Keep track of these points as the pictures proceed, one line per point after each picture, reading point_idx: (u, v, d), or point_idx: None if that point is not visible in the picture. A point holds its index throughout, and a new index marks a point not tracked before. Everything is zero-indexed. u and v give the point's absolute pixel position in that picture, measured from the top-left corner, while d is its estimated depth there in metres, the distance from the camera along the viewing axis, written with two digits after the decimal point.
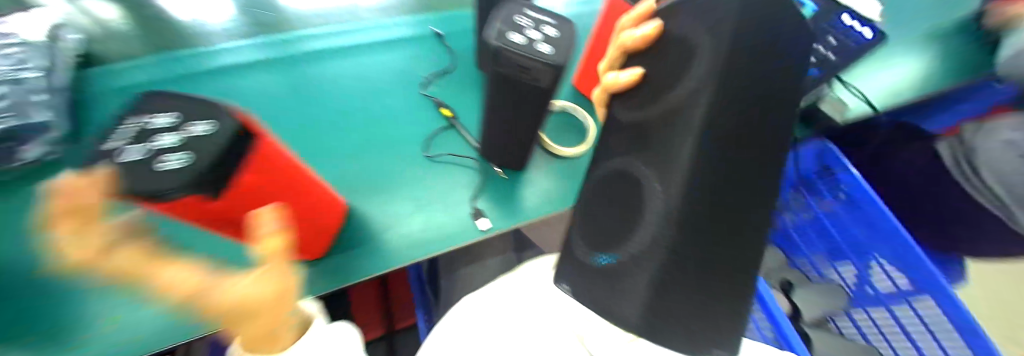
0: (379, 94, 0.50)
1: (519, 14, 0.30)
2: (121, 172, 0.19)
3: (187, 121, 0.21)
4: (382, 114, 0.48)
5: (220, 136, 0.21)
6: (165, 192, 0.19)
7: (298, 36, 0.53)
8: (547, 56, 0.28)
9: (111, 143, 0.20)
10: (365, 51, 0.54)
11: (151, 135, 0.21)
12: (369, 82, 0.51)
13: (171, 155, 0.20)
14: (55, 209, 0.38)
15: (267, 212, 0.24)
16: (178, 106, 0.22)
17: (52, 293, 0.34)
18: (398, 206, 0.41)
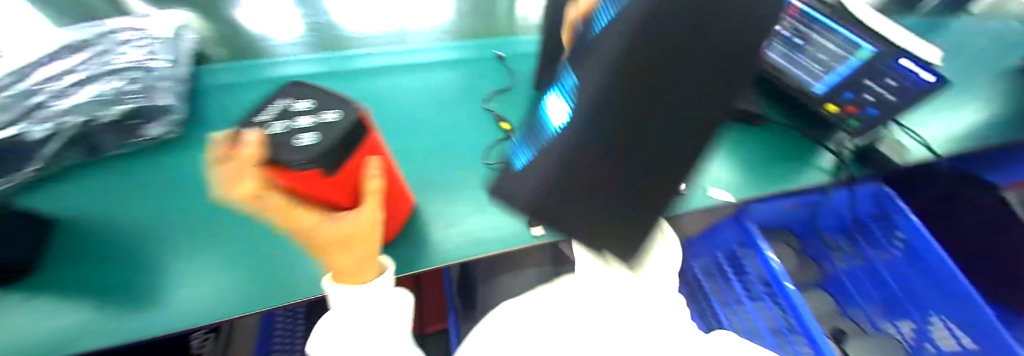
0: (426, 107, 0.53)
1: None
2: (270, 142, 0.23)
3: (320, 108, 0.25)
4: (441, 125, 0.52)
5: (345, 122, 0.25)
6: (301, 161, 0.22)
7: (356, 53, 0.57)
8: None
9: (268, 117, 0.25)
10: (423, 68, 0.58)
11: (292, 114, 0.25)
12: (414, 98, 0.54)
13: (308, 135, 0.24)
14: (135, 178, 0.42)
15: (372, 162, 0.30)
16: (316, 94, 0.26)
17: (124, 254, 0.37)
18: (453, 207, 0.44)
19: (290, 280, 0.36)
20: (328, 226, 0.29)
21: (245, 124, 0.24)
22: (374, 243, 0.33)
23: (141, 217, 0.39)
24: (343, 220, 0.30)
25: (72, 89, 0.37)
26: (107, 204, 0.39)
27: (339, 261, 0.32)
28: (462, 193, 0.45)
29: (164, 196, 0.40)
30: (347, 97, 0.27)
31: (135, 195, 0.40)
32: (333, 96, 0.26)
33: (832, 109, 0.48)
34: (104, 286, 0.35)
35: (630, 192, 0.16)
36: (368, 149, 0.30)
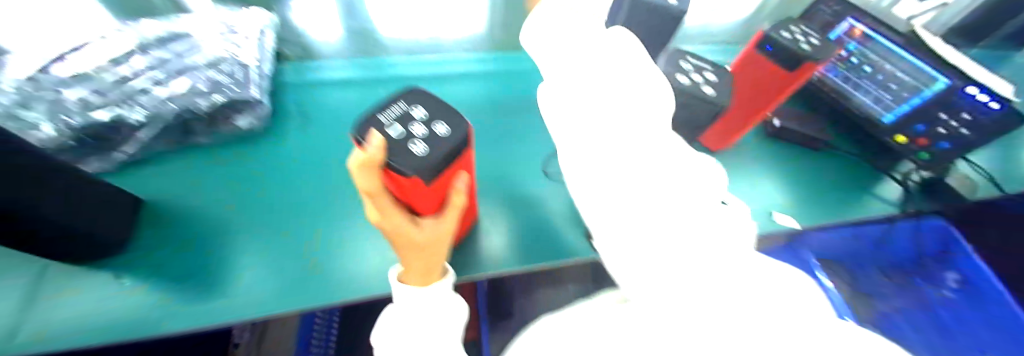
0: (479, 115, 0.52)
1: (684, 60, 0.33)
2: (388, 145, 0.25)
3: (433, 121, 0.27)
4: (495, 133, 0.51)
5: (453, 138, 0.26)
6: (414, 169, 0.24)
7: (398, 59, 0.54)
8: (709, 100, 0.30)
9: (388, 118, 0.27)
10: (472, 77, 0.55)
11: (408, 120, 0.27)
12: (465, 108, 0.52)
13: (420, 142, 0.26)
14: (190, 159, 0.42)
15: (462, 176, 0.30)
16: (430, 106, 0.28)
17: (180, 238, 0.38)
18: (510, 216, 0.44)
19: (343, 280, 0.36)
20: (410, 233, 0.28)
21: (370, 123, 0.26)
22: (443, 253, 0.33)
23: (219, 208, 0.40)
24: (423, 228, 0.30)
25: (167, 79, 0.39)
26: (186, 193, 0.40)
27: (412, 265, 0.32)
28: (520, 200, 0.45)
29: (240, 188, 0.41)
30: (458, 113, 0.28)
31: (203, 188, 0.41)
32: (445, 109, 0.28)
33: (902, 140, 0.48)
34: (187, 271, 0.36)
35: None
36: (461, 163, 0.29)
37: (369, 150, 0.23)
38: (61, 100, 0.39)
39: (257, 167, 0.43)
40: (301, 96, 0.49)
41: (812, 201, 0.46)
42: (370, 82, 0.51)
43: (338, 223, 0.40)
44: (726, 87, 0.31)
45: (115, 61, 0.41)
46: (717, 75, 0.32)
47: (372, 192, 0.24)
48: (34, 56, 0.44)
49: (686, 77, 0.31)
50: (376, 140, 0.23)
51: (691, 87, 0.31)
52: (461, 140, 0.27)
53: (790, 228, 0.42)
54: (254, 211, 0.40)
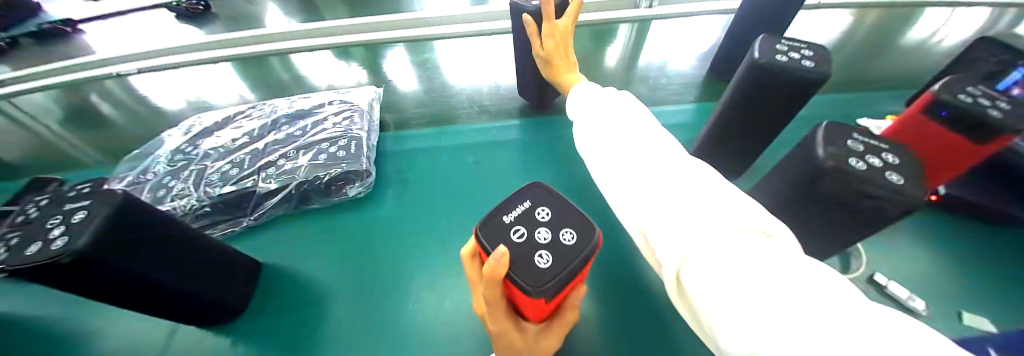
0: (565, 179, 0.50)
1: (848, 137, 0.27)
2: (512, 252, 0.23)
3: (557, 226, 0.25)
4: (584, 197, 0.48)
5: (583, 253, 0.23)
6: (538, 288, 0.21)
7: (481, 126, 0.55)
8: (902, 189, 0.24)
9: (512, 218, 0.25)
10: (555, 138, 0.54)
11: (533, 223, 0.25)
12: (552, 171, 0.50)
13: (545, 254, 0.23)
14: (301, 223, 0.45)
15: (580, 290, 0.26)
16: (553, 206, 0.26)
17: (287, 303, 0.39)
18: (611, 298, 0.40)
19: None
20: (514, 341, 0.25)
21: (494, 222, 0.25)
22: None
23: (323, 274, 0.41)
24: (529, 338, 0.26)
25: (293, 155, 0.43)
26: (296, 258, 0.42)
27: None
28: (619, 279, 0.41)
29: (342, 255, 0.42)
30: (585, 217, 0.25)
31: (310, 254, 0.43)
32: (570, 212, 0.26)
33: None
34: (294, 341, 0.37)
35: None
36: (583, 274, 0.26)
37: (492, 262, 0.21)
38: (205, 170, 0.44)
39: (355, 234, 0.44)
40: (396, 163, 0.51)
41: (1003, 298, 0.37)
42: (460, 147, 0.53)
43: (430, 297, 0.39)
44: (915, 172, 0.25)
45: (251, 135, 0.46)
46: (899, 157, 0.26)
47: (489, 302, 0.23)
48: (189, 129, 0.51)
49: (860, 161, 0.25)
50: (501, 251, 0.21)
51: (873, 173, 0.25)
52: (590, 253, 0.24)
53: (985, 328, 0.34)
54: (356, 278, 0.41)
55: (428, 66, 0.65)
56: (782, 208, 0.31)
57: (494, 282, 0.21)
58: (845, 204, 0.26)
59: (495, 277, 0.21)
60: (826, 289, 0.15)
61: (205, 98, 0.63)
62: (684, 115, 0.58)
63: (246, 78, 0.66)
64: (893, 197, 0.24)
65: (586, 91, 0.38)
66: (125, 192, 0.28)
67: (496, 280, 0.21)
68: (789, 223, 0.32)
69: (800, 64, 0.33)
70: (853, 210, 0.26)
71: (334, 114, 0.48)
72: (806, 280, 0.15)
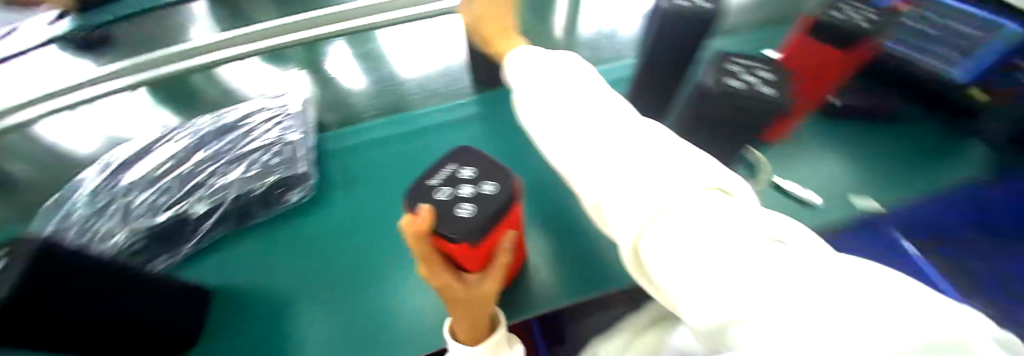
0: (514, 152, 0.52)
1: (730, 61, 0.31)
2: (437, 210, 0.25)
3: (478, 179, 0.27)
4: (533, 164, 0.51)
5: (500, 198, 0.27)
6: (459, 234, 0.24)
7: (432, 110, 0.55)
8: (773, 99, 0.28)
9: (436, 181, 0.27)
10: (503, 111, 0.55)
11: (457, 181, 0.27)
12: (502, 145, 0.52)
13: (467, 205, 0.26)
14: (245, 235, 0.43)
15: (508, 235, 0.29)
16: (475, 164, 0.28)
17: (248, 315, 0.39)
18: (566, 248, 0.43)
19: (407, 337, 0.36)
20: (458, 293, 0.27)
21: (419, 187, 0.27)
22: (491, 312, 0.32)
23: (281, 283, 0.40)
24: (472, 289, 0.28)
25: (223, 171, 0.41)
26: (246, 271, 0.41)
27: (459, 327, 0.32)
28: (570, 228, 0.45)
29: (298, 259, 0.42)
30: (504, 168, 0.28)
31: (260, 265, 0.41)
32: (491, 166, 0.28)
33: (977, 95, 0.46)
34: (258, 351, 0.37)
35: None
36: (508, 222, 0.29)
37: (413, 219, 0.23)
38: (130, 205, 0.41)
39: (308, 237, 0.43)
40: (346, 159, 0.50)
41: (885, 179, 0.44)
42: (409, 135, 0.53)
43: (394, 281, 0.40)
44: (786, 82, 0.29)
45: (176, 159, 0.44)
46: (774, 72, 0.29)
47: (423, 257, 0.25)
48: (108, 165, 0.48)
49: (738, 80, 0.29)
50: (421, 209, 0.24)
51: (749, 90, 0.28)
52: (507, 199, 0.27)
53: (872, 206, 0.40)
54: (314, 280, 0.40)
55: (372, 58, 0.63)
56: (686, 132, 0.33)
57: (418, 236, 0.24)
58: (733, 118, 0.30)
59: (423, 231, 0.23)
60: (782, 243, 0.17)
61: (123, 131, 0.59)
62: (627, 67, 0.61)
63: (167, 103, 0.61)
64: (768, 108, 0.28)
65: (525, 52, 0.38)
66: (44, 235, 0.26)
67: (423, 234, 0.23)
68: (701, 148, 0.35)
69: (699, 6, 0.36)
70: (742, 121, 0.30)
71: (264, 123, 0.46)
72: (762, 236, 0.17)
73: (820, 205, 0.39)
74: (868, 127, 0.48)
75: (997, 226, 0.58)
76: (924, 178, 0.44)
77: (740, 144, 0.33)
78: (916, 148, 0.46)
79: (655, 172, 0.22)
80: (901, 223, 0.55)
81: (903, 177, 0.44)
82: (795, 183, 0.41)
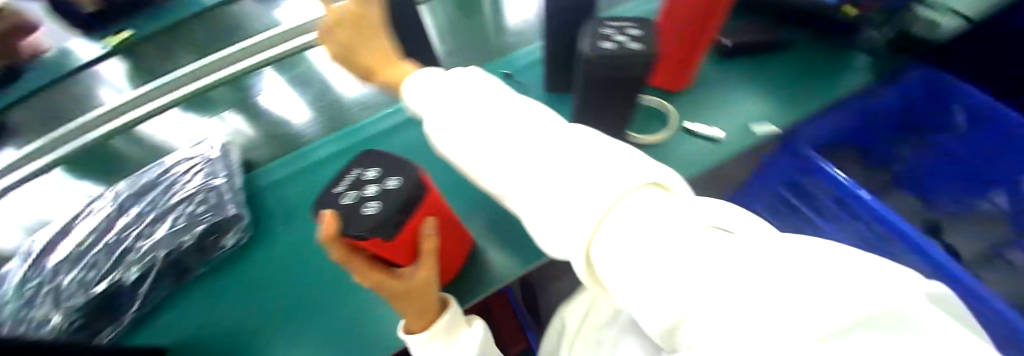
0: None
1: (604, 25, 0.33)
2: (343, 214, 0.27)
3: (383, 177, 0.30)
4: None
5: (404, 190, 0.29)
6: (366, 230, 0.26)
7: (372, 120, 0.55)
8: (640, 52, 0.30)
9: (343, 187, 0.29)
10: None
11: (362, 183, 0.29)
12: None
13: (372, 203, 0.28)
14: (197, 284, 0.43)
15: (426, 221, 0.33)
16: (377, 165, 0.31)
17: None
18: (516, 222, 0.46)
19: (374, 339, 0.38)
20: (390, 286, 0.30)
21: (327, 196, 0.29)
22: (435, 297, 0.35)
23: (237, 323, 0.40)
24: (405, 279, 0.31)
25: (152, 231, 0.40)
26: (204, 318, 0.41)
27: (411, 317, 0.35)
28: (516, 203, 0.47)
29: (252, 297, 0.42)
30: (406, 162, 0.31)
31: (216, 309, 0.41)
32: (394, 163, 0.31)
33: (850, 10, 0.50)
34: None
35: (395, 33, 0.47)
36: (424, 209, 0.32)
37: (320, 226, 0.25)
38: (59, 287, 0.40)
39: (261, 273, 0.43)
40: (296, 187, 0.51)
41: (785, 99, 0.48)
42: (349, 149, 0.53)
43: (355, 297, 0.41)
44: (651, 35, 0.31)
45: (100, 230, 0.42)
46: (641, 28, 0.32)
47: (342, 259, 0.27)
48: (30, 252, 0.45)
49: (611, 42, 0.31)
50: (326, 216, 0.26)
51: (620, 49, 0.30)
52: (411, 190, 0.30)
53: (769, 131, 0.44)
54: (274, 310, 0.41)
55: (303, 80, 0.62)
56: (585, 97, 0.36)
57: (330, 241, 0.26)
58: (615, 75, 0.32)
59: (333, 237, 0.26)
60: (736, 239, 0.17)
61: (45, 213, 0.55)
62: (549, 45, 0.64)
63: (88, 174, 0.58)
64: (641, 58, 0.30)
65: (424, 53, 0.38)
66: None
67: (334, 239, 0.26)
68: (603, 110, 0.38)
69: None
70: (625, 77, 0.33)
71: (186, 173, 0.45)
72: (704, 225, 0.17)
73: (723, 138, 0.43)
74: (771, 54, 0.50)
75: (900, 120, 0.64)
76: (820, 92, 0.47)
77: (630, 96, 0.36)
78: (811, 65, 0.49)
79: (565, 158, 0.23)
80: (815, 136, 0.62)
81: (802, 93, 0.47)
82: (703, 122, 0.45)
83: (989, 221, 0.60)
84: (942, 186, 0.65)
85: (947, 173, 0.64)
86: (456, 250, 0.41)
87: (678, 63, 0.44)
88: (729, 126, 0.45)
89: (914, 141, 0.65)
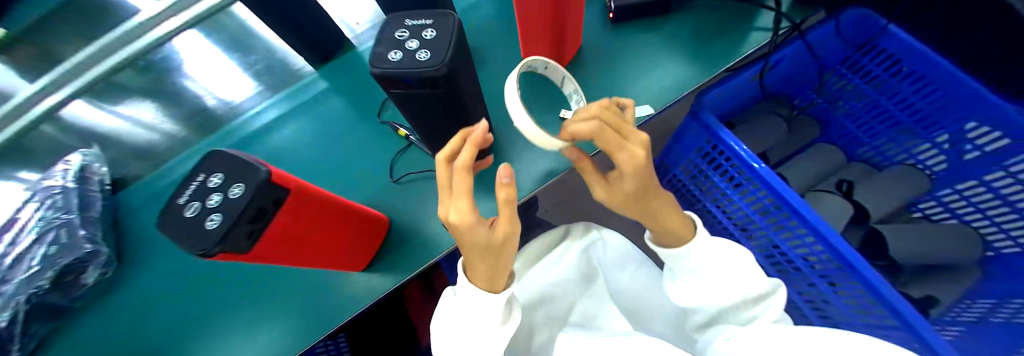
0: (336, 142, 0.50)
1: (401, 26, 0.24)
2: (185, 233, 0.21)
3: (226, 183, 0.21)
4: (352, 149, 0.49)
5: (244, 199, 0.20)
6: (204, 249, 0.20)
7: (254, 114, 0.54)
8: (424, 66, 0.21)
9: (186, 198, 0.22)
10: (325, 96, 0.53)
11: (205, 193, 0.22)
12: (325, 140, 0.50)
13: (215, 216, 0.20)
14: (86, 311, 0.44)
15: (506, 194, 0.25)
16: (226, 163, 0.22)
17: None
18: (404, 219, 0.43)
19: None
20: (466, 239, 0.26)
21: (171, 211, 0.22)
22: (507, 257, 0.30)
23: (135, 348, 0.42)
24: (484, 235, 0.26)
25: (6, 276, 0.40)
26: (92, 344, 0.43)
27: (479, 277, 0.32)
28: (394, 204, 0.44)
29: (148, 319, 0.43)
30: (251, 157, 0.22)
31: (106, 335, 0.43)
32: (238, 161, 0.22)
33: None
34: None
35: (294, 24, 0.46)
36: (298, 205, 0.24)
37: (177, 237, 0.21)
38: None
39: (146, 299, 0.44)
40: None
41: (680, 68, 0.44)
42: (249, 139, 0.52)
43: (244, 317, 0.42)
44: (447, 40, 0.22)
45: None
46: (439, 27, 0.23)
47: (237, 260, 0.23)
48: None
49: (398, 52, 0.22)
50: (180, 235, 0.21)
51: (404, 62, 0.21)
52: (262, 199, 0.21)
53: (646, 114, 0.41)
54: (157, 335, 0.42)
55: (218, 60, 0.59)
56: (410, 115, 0.28)
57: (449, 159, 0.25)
58: (418, 96, 0.24)
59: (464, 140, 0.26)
60: None
61: None
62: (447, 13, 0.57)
63: None
64: (436, 76, 0.21)
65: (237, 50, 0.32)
66: None
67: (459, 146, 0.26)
68: (445, 122, 0.30)
69: None
70: (437, 102, 0.25)
71: (46, 209, 0.44)
72: None
73: None
74: (672, 10, 0.47)
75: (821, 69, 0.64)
76: (718, 61, 0.44)
77: (466, 105, 0.28)
78: (710, 27, 0.46)
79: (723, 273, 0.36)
80: (723, 102, 0.63)
81: (700, 63, 0.44)
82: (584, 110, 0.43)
83: (907, 176, 0.60)
84: (872, 141, 0.65)
85: (872, 123, 0.64)
86: (369, 230, 0.36)
87: (550, 50, 0.41)
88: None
89: (850, 92, 0.65)
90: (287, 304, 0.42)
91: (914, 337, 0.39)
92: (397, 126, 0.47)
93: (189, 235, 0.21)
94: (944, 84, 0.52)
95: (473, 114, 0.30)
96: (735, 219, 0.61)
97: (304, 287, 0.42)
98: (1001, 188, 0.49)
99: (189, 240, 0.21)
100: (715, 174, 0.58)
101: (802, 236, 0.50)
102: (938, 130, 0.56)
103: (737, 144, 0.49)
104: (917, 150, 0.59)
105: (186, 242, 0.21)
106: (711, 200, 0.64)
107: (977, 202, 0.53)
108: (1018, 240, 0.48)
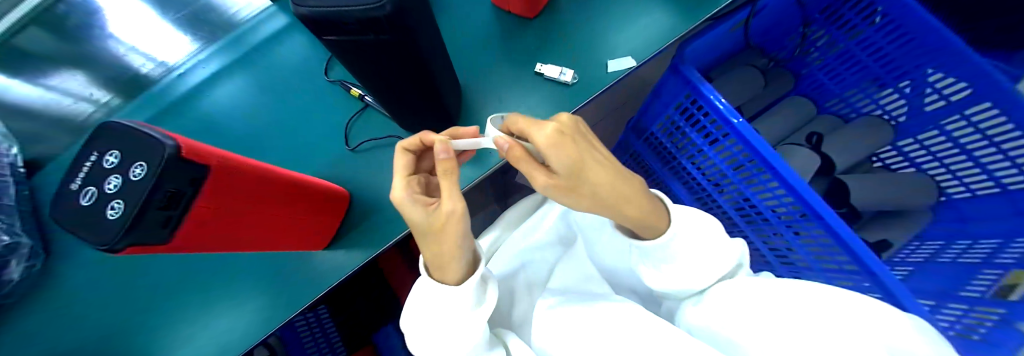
0: (280, 106, 0.44)
1: None
2: (81, 225, 0.17)
3: (125, 162, 0.17)
4: (301, 112, 0.44)
5: (146, 184, 0.16)
6: (106, 243, 0.16)
7: (182, 74, 0.47)
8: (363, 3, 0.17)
9: (80, 182, 0.18)
10: (266, 54, 0.46)
11: (102, 175, 0.18)
12: (268, 103, 0.44)
13: (116, 205, 0.17)
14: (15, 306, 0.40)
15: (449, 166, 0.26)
16: (122, 138, 0.18)
17: None
18: (368, 189, 0.40)
19: (210, 337, 0.38)
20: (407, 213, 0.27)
21: (63, 199, 0.18)
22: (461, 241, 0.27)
23: (78, 341, 0.39)
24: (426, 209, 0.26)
25: None
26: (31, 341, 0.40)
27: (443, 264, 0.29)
28: (354, 175, 0.40)
29: (91, 310, 0.40)
30: (152, 130, 0.18)
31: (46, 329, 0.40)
32: (136, 134, 0.18)
33: None
34: None
35: None
36: (223, 185, 0.21)
37: (71, 230, 0.17)
38: None
39: (85, 289, 0.41)
40: None
41: (662, 16, 0.41)
42: (179, 105, 0.46)
43: (203, 301, 0.39)
44: None
45: None
46: None
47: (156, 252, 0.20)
48: None
49: None
50: (74, 228, 0.17)
51: None
52: (172, 180, 0.17)
53: (623, 69, 0.39)
54: (105, 325, 0.39)
55: None
56: (355, 69, 0.24)
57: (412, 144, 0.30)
58: (361, 44, 0.20)
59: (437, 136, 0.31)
60: None
61: None
62: None
63: None
64: (378, 15, 0.17)
65: None
66: None
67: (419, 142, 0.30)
68: (399, 78, 0.26)
69: None
70: (388, 53, 0.21)
71: None
72: None
73: (572, 80, 0.38)
74: None
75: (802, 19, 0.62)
76: (699, 11, 0.41)
77: (421, 57, 0.24)
78: None
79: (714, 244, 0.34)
80: (703, 53, 0.61)
81: (679, 12, 0.41)
82: (559, 65, 0.39)
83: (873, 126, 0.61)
84: (840, 90, 0.65)
85: (843, 73, 0.64)
86: (323, 204, 0.33)
87: None
88: (586, 68, 0.40)
89: (827, 44, 0.64)
90: (247, 280, 0.39)
91: (872, 276, 0.41)
92: (350, 86, 0.43)
93: (87, 225, 0.17)
94: (917, 33, 0.51)
95: (433, 69, 0.27)
96: (708, 174, 0.61)
97: (264, 266, 0.39)
98: (958, 135, 0.51)
99: (88, 232, 0.17)
100: (690, 130, 0.57)
101: (772, 187, 0.50)
102: (905, 80, 0.56)
103: (716, 95, 0.48)
104: (885, 101, 0.60)
105: (82, 234, 0.17)
106: (686, 158, 0.63)
107: (935, 150, 0.55)
108: (970, 187, 0.51)
